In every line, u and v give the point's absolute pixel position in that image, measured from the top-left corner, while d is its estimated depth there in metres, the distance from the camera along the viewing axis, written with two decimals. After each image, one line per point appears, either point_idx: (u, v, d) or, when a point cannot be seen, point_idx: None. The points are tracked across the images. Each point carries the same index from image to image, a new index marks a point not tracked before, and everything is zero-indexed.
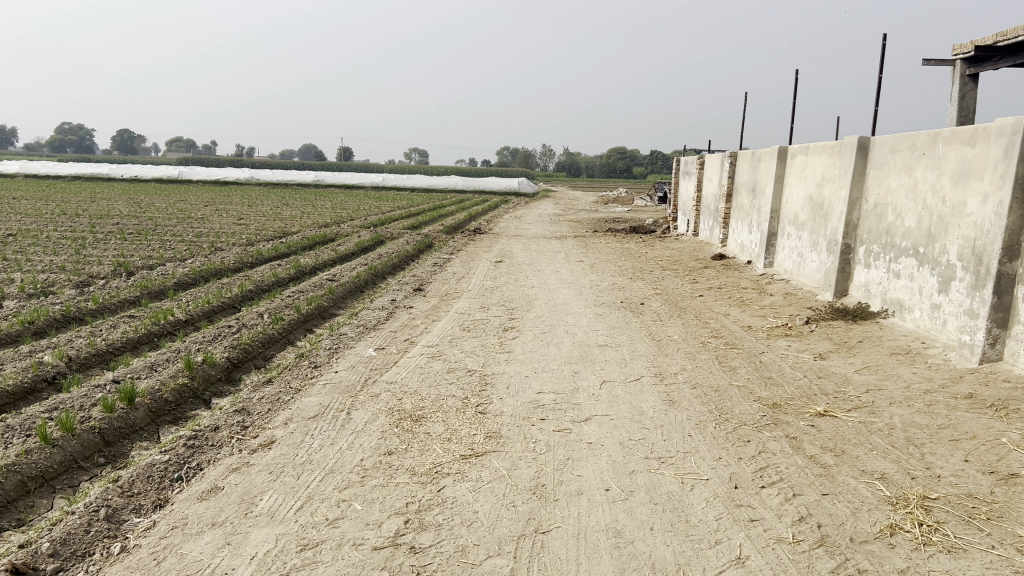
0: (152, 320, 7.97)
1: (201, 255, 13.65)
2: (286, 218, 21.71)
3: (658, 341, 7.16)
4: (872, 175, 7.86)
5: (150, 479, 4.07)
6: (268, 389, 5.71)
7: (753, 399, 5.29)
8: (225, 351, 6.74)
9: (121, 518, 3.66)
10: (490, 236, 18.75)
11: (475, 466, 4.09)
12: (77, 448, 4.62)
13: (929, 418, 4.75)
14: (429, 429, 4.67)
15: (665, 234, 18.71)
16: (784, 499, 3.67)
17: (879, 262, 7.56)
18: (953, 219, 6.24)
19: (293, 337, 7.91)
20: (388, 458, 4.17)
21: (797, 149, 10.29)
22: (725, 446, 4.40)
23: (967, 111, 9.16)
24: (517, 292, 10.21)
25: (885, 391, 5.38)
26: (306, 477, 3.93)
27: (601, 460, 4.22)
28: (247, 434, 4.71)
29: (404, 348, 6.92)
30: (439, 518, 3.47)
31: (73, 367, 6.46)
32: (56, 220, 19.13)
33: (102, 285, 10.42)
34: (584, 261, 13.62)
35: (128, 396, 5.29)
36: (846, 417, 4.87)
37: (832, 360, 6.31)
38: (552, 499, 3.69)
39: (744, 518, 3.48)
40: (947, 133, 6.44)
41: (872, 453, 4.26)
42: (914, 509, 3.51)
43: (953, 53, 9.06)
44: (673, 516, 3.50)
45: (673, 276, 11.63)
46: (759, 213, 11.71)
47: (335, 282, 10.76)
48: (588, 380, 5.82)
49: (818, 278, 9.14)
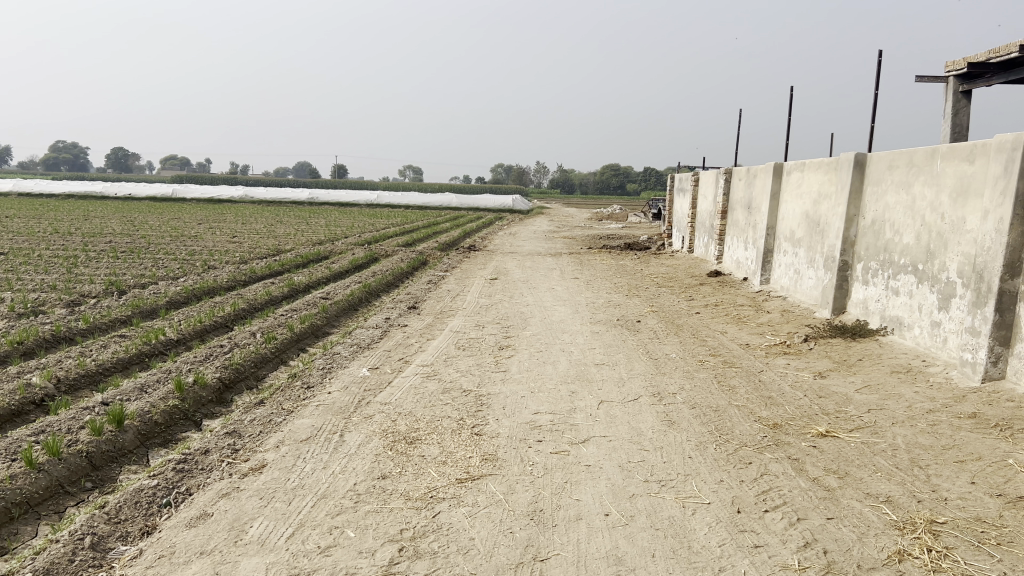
0: (142, 340, 7.86)
1: (194, 273, 13.56)
2: (280, 236, 21.61)
3: (655, 360, 7.07)
4: (869, 191, 7.82)
5: (138, 505, 3.97)
6: (260, 411, 5.61)
7: (753, 420, 5.20)
8: (217, 371, 6.64)
9: (107, 547, 3.56)
10: (485, 253, 18.66)
11: (472, 490, 4.00)
12: (63, 472, 4.51)
13: (933, 439, 4.67)
14: (424, 451, 4.58)
15: (660, 250, 18.64)
16: (788, 524, 3.58)
17: (878, 279, 7.51)
18: (952, 236, 6.19)
19: (286, 356, 7.81)
20: (382, 482, 4.07)
21: (793, 166, 10.25)
22: (727, 468, 4.31)
23: (961, 128, 9.13)
24: (512, 310, 10.12)
25: (887, 411, 5.30)
26: (297, 502, 3.83)
27: (600, 483, 4.12)
28: (237, 457, 4.61)
29: (399, 367, 6.82)
30: (434, 545, 3.38)
31: (61, 389, 6.35)
32: (48, 238, 19.00)
33: (93, 305, 10.30)
34: (580, 278, 13.54)
35: (117, 418, 5.18)
36: (849, 438, 4.79)
37: (832, 379, 6.23)
38: (551, 524, 3.59)
39: (748, 544, 3.39)
40: (945, 149, 6.40)
41: (877, 475, 4.17)
42: (922, 534, 3.42)
43: (945, 69, 9.06)
44: (675, 543, 3.41)
45: (669, 293, 11.56)
46: (755, 230, 11.66)
47: (329, 300, 10.67)
48: (585, 401, 5.74)
49: (816, 294, 9.08)
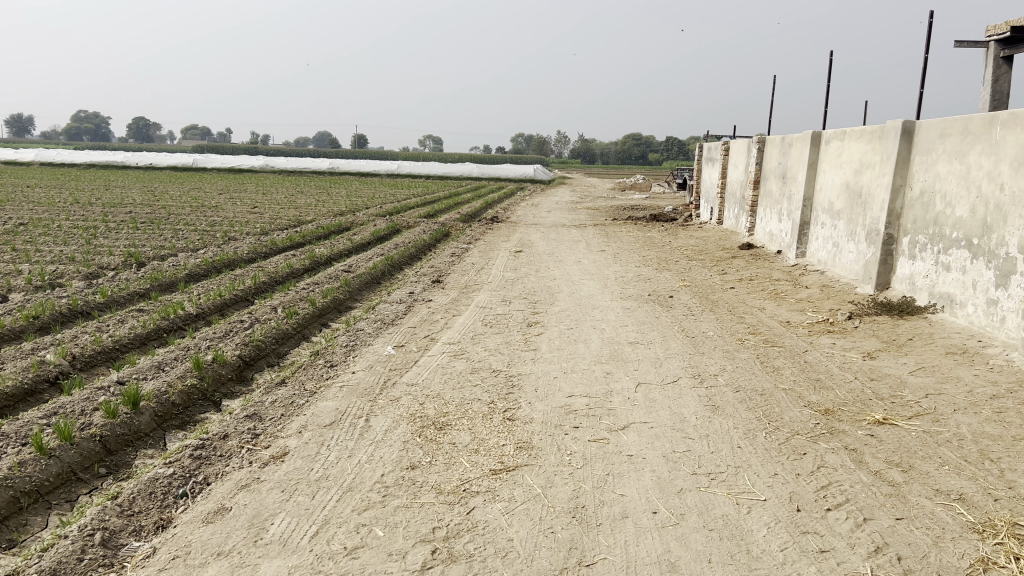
0: (160, 315, 7.64)
1: (215, 245, 13.32)
2: (301, 207, 21.31)
3: (692, 338, 6.76)
4: (917, 160, 7.40)
5: (152, 496, 3.72)
6: (282, 392, 5.36)
7: (803, 405, 4.89)
8: (237, 349, 6.40)
9: (119, 543, 3.31)
10: (508, 225, 18.32)
11: (507, 483, 3.72)
12: (75, 458, 4.28)
13: (1002, 428, 4.34)
14: (455, 438, 4.31)
15: (688, 221, 18.21)
16: (855, 525, 3.29)
17: (926, 254, 7.13)
18: (1013, 208, 5.81)
19: (308, 332, 7.57)
20: (411, 473, 3.81)
21: (831, 135, 9.83)
22: (781, 460, 4.01)
23: (1003, 95, 8.64)
24: (539, 285, 9.82)
25: (946, 396, 4.97)
26: (321, 496, 3.57)
27: (645, 476, 3.84)
28: (258, 443, 4.36)
29: (425, 345, 6.56)
30: (470, 547, 3.11)
31: (77, 366, 6.14)
32: (68, 208, 18.86)
33: (111, 277, 10.07)
34: (607, 251, 13.19)
35: (132, 400, 4.95)
36: (908, 426, 4.47)
37: (882, 360, 5.90)
38: (595, 524, 3.31)
39: (813, 549, 3.10)
40: (1005, 115, 5.99)
41: (944, 469, 3.86)
42: (1005, 539, 3.11)
43: (987, 33, 8.59)
44: (733, 546, 3.13)
45: (700, 266, 11.20)
46: (790, 201, 11.23)
47: (351, 274, 10.39)
48: (621, 382, 5.44)
49: (856, 269, 8.72)
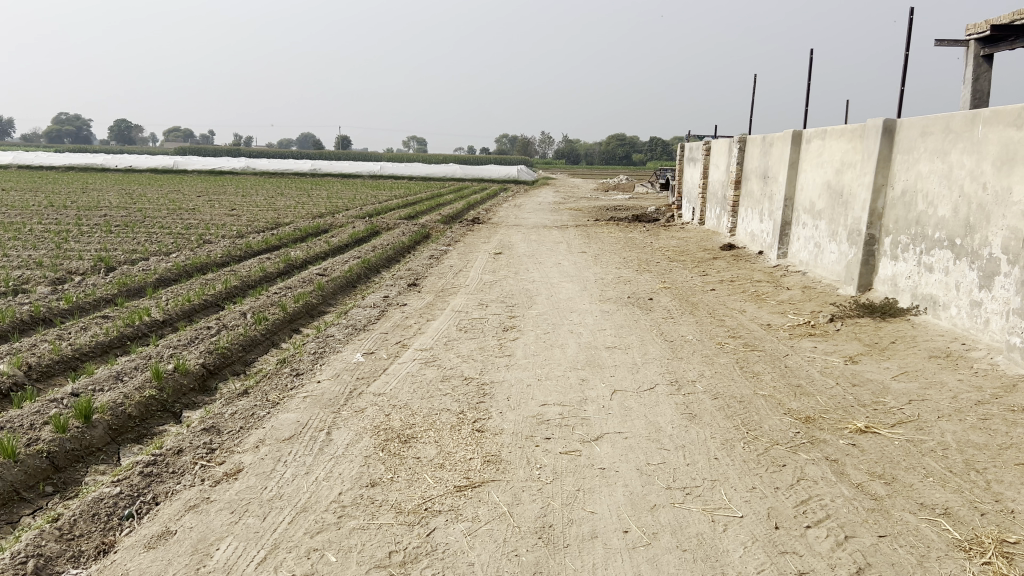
0: (124, 322, 7.39)
1: (188, 248, 13.05)
2: (280, 209, 21.00)
3: (671, 342, 6.60)
4: (899, 159, 7.26)
5: (95, 518, 3.49)
6: (243, 403, 5.14)
7: (782, 413, 4.72)
8: (200, 357, 6.17)
9: (55, 571, 3.08)
10: (489, 226, 18.15)
11: (472, 501, 3.53)
12: (19, 477, 4.05)
13: (987, 437, 4.19)
14: (419, 452, 4.11)
15: (670, 222, 18.09)
16: (835, 544, 3.12)
17: (908, 254, 6.98)
18: (996, 208, 5.67)
19: (277, 339, 7.35)
20: (370, 491, 3.61)
21: (812, 134, 9.69)
22: (759, 473, 3.83)
23: (982, 94, 8.54)
24: (517, 287, 9.63)
25: (931, 402, 4.82)
26: (273, 518, 3.36)
27: (617, 491, 3.65)
28: (213, 459, 4.14)
29: (396, 352, 6.36)
30: (427, 573, 2.91)
31: (32, 376, 5.90)
32: (42, 212, 18.51)
33: (78, 283, 9.80)
34: (588, 252, 13.00)
35: (84, 413, 4.72)
36: (891, 435, 4.31)
37: (865, 364, 5.75)
38: (562, 545, 3.12)
39: (791, 571, 2.93)
40: (987, 113, 5.86)
41: (929, 481, 3.70)
42: (994, 559, 2.95)
43: (966, 32, 8.47)
44: (706, 568, 2.96)
45: (681, 267, 11.05)
46: (772, 200, 11.10)
47: (325, 277, 10.17)
48: (596, 390, 5.26)
49: (838, 269, 8.59)
